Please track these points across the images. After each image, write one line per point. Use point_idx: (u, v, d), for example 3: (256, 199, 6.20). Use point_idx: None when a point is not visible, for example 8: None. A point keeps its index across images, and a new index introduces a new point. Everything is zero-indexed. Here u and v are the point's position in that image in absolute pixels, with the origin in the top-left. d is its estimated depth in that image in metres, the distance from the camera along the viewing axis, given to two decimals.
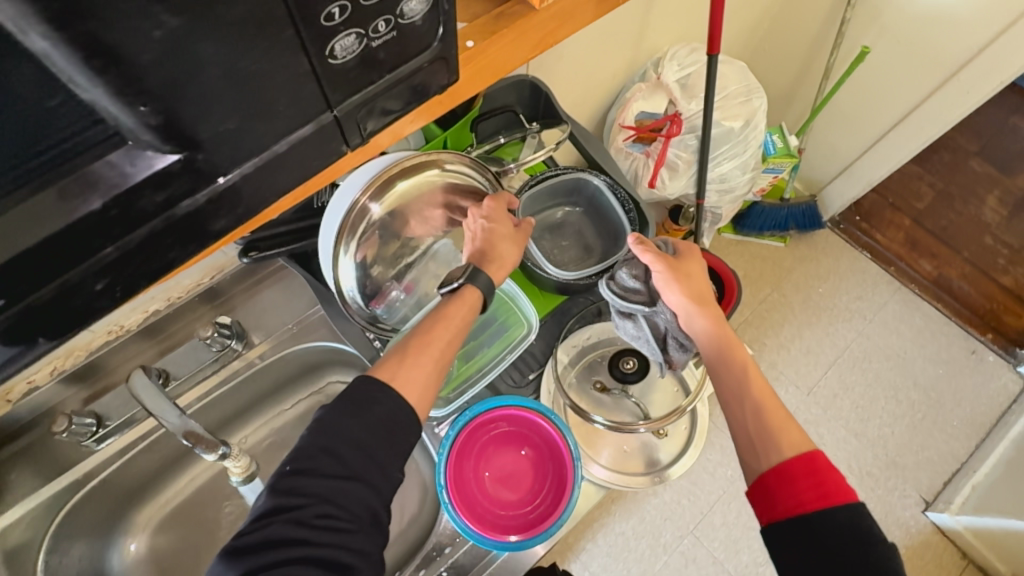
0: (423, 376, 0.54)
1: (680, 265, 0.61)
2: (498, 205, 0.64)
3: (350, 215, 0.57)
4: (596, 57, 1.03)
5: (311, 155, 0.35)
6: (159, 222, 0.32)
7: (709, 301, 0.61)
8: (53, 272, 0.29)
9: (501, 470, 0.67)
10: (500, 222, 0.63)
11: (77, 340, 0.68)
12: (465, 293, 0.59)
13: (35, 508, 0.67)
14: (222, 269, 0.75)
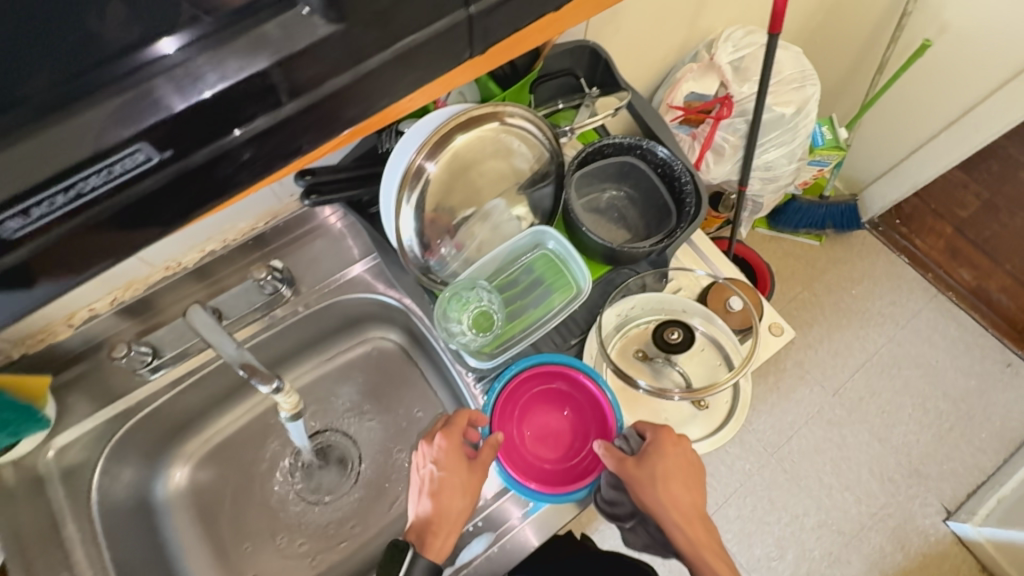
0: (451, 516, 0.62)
1: (655, 469, 0.62)
2: (445, 444, 0.63)
3: (416, 158, 0.58)
4: (651, 33, 1.02)
5: (427, 57, 0.37)
6: (305, 99, 0.35)
7: (688, 464, 0.63)
8: (208, 128, 0.33)
9: (542, 427, 0.68)
10: (449, 439, 0.63)
11: (135, 272, 0.70)
12: (427, 527, 0.61)
13: (89, 431, 0.69)
14: (276, 216, 0.77)
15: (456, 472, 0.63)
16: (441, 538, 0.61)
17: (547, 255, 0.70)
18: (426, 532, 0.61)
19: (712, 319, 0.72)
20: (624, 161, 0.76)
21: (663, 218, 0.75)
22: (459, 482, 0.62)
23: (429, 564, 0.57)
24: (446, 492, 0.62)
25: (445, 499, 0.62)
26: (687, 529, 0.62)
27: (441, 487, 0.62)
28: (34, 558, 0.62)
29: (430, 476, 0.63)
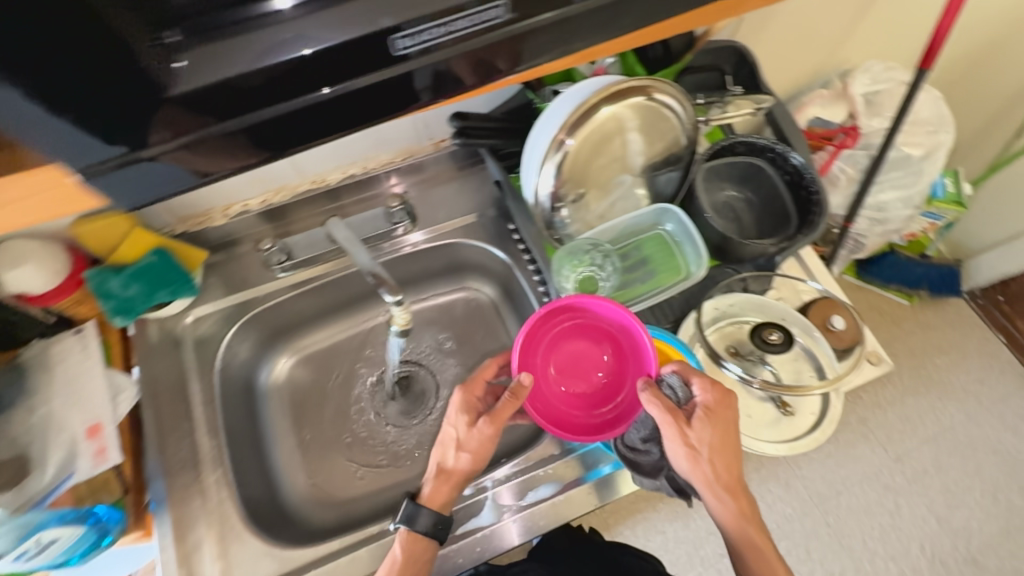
0: (442, 490, 0.63)
1: (700, 428, 0.60)
2: (465, 402, 0.66)
3: (566, 121, 0.62)
4: (791, 52, 1.03)
5: None
6: None
7: (730, 427, 0.61)
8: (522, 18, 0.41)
9: (569, 359, 0.65)
10: (464, 400, 0.66)
11: (289, 179, 0.79)
12: (431, 486, 0.63)
13: (222, 309, 0.78)
14: (412, 153, 0.85)
15: (484, 440, 0.63)
16: (433, 487, 0.63)
17: (662, 234, 0.73)
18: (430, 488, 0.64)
19: (812, 332, 0.73)
20: (752, 162, 0.77)
21: (780, 223, 0.76)
22: (482, 446, 0.63)
23: (428, 517, 0.61)
24: (473, 455, 0.63)
25: (469, 460, 0.63)
26: (727, 490, 0.61)
27: (468, 448, 0.63)
28: (166, 404, 0.71)
29: (456, 434, 0.65)
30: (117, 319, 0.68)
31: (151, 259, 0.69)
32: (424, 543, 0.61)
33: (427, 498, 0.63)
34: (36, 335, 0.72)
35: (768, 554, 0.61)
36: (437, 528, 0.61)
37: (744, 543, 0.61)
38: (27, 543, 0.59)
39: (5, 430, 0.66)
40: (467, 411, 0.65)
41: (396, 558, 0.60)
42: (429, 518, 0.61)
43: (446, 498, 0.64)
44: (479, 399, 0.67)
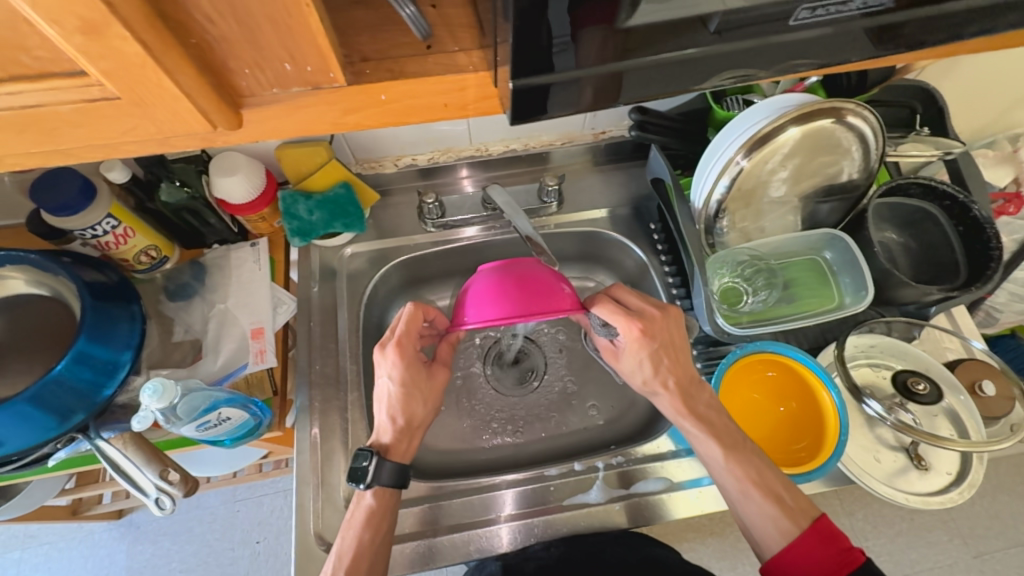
0: (407, 445, 0.63)
1: (625, 356, 0.64)
2: (401, 350, 0.63)
3: (749, 138, 0.63)
4: (965, 107, 0.99)
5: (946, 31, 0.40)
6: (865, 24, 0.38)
7: (658, 346, 0.62)
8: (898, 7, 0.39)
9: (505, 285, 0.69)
10: (400, 350, 0.63)
11: (458, 142, 0.84)
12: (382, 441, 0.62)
13: (373, 250, 0.84)
14: (571, 140, 0.89)
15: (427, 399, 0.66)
16: (395, 439, 0.62)
17: (818, 262, 0.74)
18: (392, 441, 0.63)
19: (958, 391, 0.69)
20: (923, 208, 0.75)
21: (941, 272, 0.73)
22: (427, 400, 0.66)
23: (393, 471, 0.60)
24: (427, 402, 0.66)
25: (424, 412, 0.65)
26: (706, 422, 0.61)
27: (423, 401, 0.65)
28: (317, 323, 0.78)
29: (393, 391, 0.63)
30: (294, 240, 0.76)
31: (337, 191, 0.76)
32: (390, 493, 0.61)
33: (388, 450, 0.62)
34: (216, 241, 0.80)
35: (745, 484, 0.58)
36: (402, 477, 0.61)
37: (719, 472, 0.60)
38: (212, 416, 0.60)
39: (187, 315, 0.75)
40: (406, 365, 0.64)
41: (369, 508, 0.59)
42: (392, 471, 0.60)
43: (407, 449, 0.63)
44: (409, 347, 0.64)
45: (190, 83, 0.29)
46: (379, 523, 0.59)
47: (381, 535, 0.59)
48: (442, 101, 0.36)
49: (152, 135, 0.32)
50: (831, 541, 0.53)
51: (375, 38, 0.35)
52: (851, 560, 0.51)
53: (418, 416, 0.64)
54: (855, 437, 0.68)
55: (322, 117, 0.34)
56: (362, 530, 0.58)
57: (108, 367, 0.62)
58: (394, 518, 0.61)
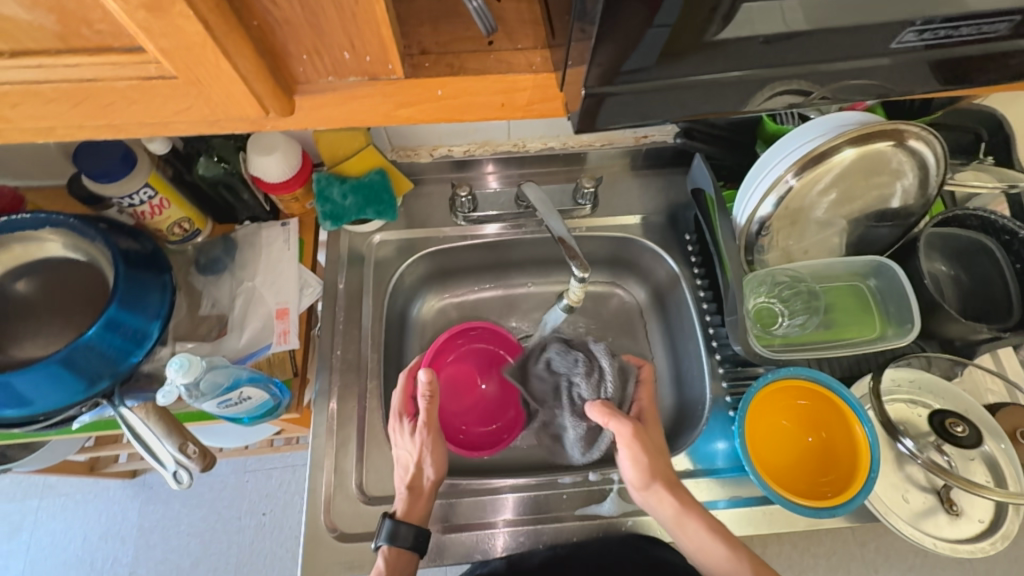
0: (422, 506, 0.62)
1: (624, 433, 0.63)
2: (402, 407, 0.67)
3: (804, 156, 0.60)
4: None
5: None
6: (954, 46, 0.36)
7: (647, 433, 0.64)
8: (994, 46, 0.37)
9: (451, 378, 0.80)
10: (403, 409, 0.67)
11: (497, 136, 0.83)
12: (405, 512, 0.61)
13: (403, 239, 0.83)
14: (612, 142, 0.86)
15: (436, 446, 0.64)
16: (409, 503, 0.62)
17: (862, 290, 0.71)
18: (415, 503, 0.62)
19: (1000, 439, 0.66)
20: (980, 241, 0.71)
21: (989, 310, 0.69)
22: (435, 454, 0.64)
23: (410, 531, 0.59)
24: (436, 459, 0.64)
25: (437, 472, 0.64)
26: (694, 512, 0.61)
27: (434, 463, 0.64)
28: (342, 308, 0.77)
29: (407, 454, 0.65)
30: (325, 224, 0.75)
31: (372, 177, 0.76)
32: (408, 556, 0.60)
33: (404, 515, 0.61)
34: (248, 218, 0.80)
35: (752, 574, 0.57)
36: (419, 541, 0.59)
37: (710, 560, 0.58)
38: (233, 394, 0.61)
39: (215, 289, 0.76)
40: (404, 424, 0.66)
41: (379, 572, 0.58)
42: (411, 532, 0.59)
43: (425, 508, 0.63)
44: (406, 412, 0.67)
45: (247, 67, 0.28)
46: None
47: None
48: (499, 100, 0.35)
49: (205, 117, 0.32)
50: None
51: (436, 32, 0.35)
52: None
53: (430, 474, 0.63)
54: (884, 474, 0.66)
55: (375, 109, 0.34)
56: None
57: (136, 335, 0.62)
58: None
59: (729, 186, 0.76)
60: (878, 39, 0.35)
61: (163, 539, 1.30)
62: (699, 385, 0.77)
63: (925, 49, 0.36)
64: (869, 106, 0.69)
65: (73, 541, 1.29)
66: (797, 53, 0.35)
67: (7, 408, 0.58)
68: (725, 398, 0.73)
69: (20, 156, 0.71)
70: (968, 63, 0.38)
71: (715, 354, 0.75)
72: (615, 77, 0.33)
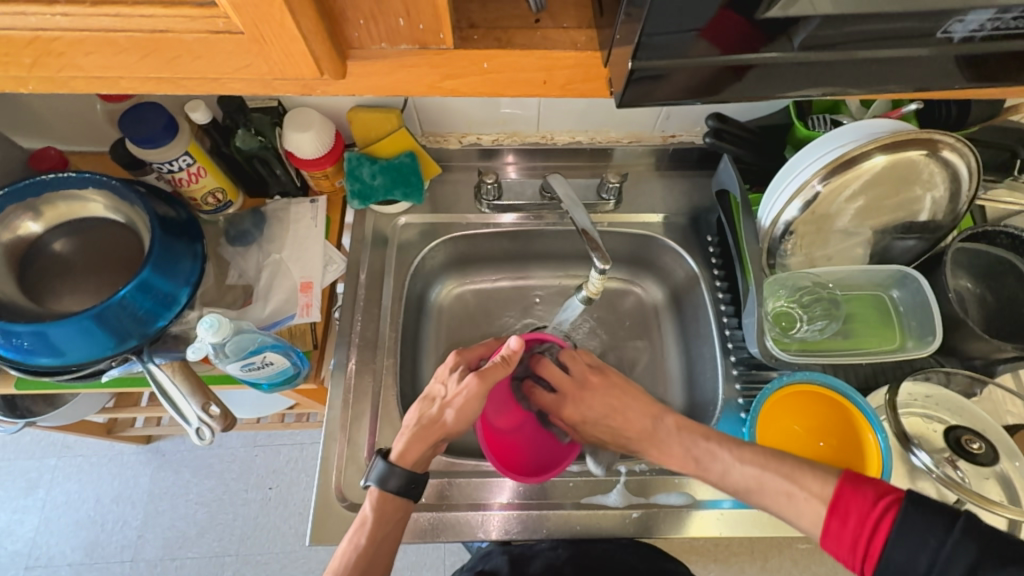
0: (422, 451, 0.61)
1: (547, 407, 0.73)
2: (457, 357, 0.69)
3: (833, 160, 0.60)
4: None
5: None
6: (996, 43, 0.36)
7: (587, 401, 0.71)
8: None
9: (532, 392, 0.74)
10: (458, 355, 0.69)
11: (527, 127, 0.84)
12: (403, 457, 0.61)
13: (427, 223, 0.84)
14: (639, 140, 0.86)
15: (473, 396, 0.62)
16: (408, 444, 0.61)
17: (883, 300, 0.71)
18: (416, 429, 0.62)
19: (1014, 457, 0.65)
20: (1008, 258, 0.70)
21: (1015, 328, 0.68)
22: (467, 402, 0.62)
23: (400, 478, 0.59)
24: (460, 411, 0.62)
25: (455, 421, 0.62)
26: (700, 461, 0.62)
27: (457, 411, 0.62)
28: (364, 285, 0.79)
29: (444, 393, 0.65)
30: (353, 202, 0.77)
31: (403, 159, 0.77)
32: (396, 503, 0.60)
33: (401, 458, 0.61)
34: (279, 193, 0.82)
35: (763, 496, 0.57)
36: (408, 488, 0.60)
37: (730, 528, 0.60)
38: (257, 358, 0.62)
39: (243, 259, 0.78)
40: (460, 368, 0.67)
41: (365, 517, 0.59)
42: (400, 479, 0.59)
43: (421, 455, 0.61)
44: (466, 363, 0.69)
45: (308, 26, 0.29)
46: (382, 531, 0.58)
47: (381, 544, 0.58)
48: (541, 77, 0.36)
49: (262, 75, 0.33)
50: (876, 570, 0.49)
51: (485, 8, 0.36)
52: (873, 531, 0.50)
53: (446, 418, 0.62)
54: (894, 486, 0.65)
55: (422, 79, 0.35)
56: (358, 536, 0.58)
57: (166, 298, 0.64)
58: (401, 528, 0.60)
59: (755, 190, 0.76)
60: (920, 36, 0.35)
61: (171, 506, 1.33)
62: (711, 387, 0.77)
63: (972, 42, 0.36)
64: (903, 116, 0.68)
65: (86, 501, 1.32)
66: (840, 44, 0.35)
67: (42, 356, 0.60)
68: (738, 400, 0.73)
69: (69, 118, 0.73)
70: (1008, 61, 0.38)
71: (729, 356, 0.75)
72: (658, 57, 0.34)
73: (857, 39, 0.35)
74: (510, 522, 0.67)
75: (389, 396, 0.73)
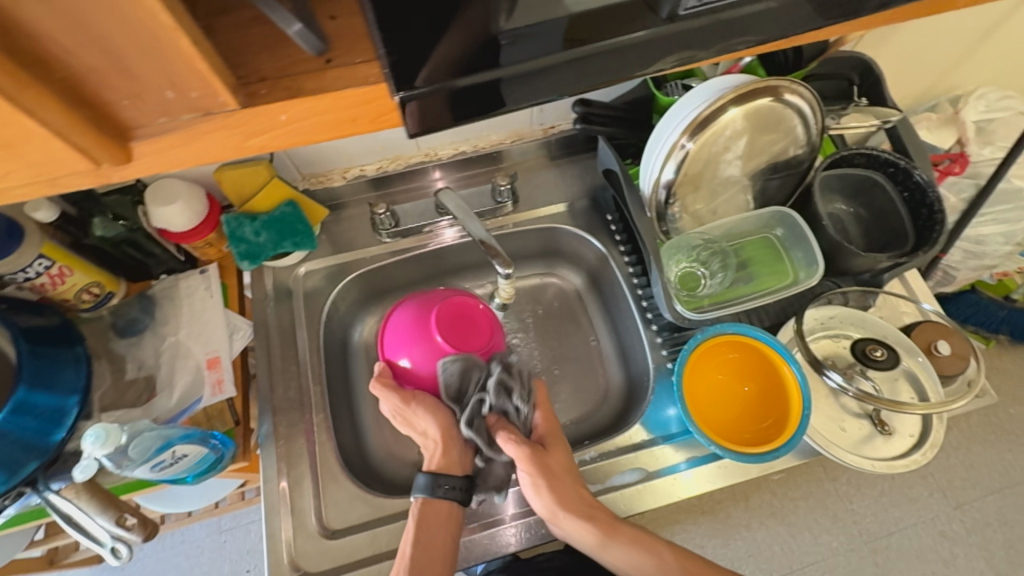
0: (453, 454, 0.66)
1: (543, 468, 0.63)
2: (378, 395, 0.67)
3: (690, 122, 0.63)
4: (906, 71, 1.00)
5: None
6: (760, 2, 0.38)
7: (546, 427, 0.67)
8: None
9: (454, 328, 0.68)
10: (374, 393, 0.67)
11: (406, 149, 0.83)
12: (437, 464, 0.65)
13: (331, 266, 0.82)
14: (521, 138, 0.87)
15: (417, 403, 0.66)
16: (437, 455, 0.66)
17: (771, 240, 0.75)
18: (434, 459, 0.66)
19: (915, 355, 0.71)
20: (869, 177, 0.76)
21: (890, 241, 0.74)
22: (427, 407, 0.66)
23: (446, 482, 0.63)
24: (433, 414, 0.66)
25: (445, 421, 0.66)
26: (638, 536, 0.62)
27: (434, 413, 0.66)
28: (276, 346, 0.76)
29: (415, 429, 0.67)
30: (243, 264, 0.73)
31: (283, 210, 0.74)
32: (445, 507, 0.62)
33: (439, 467, 0.65)
34: (165, 272, 0.77)
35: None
36: (456, 492, 0.63)
37: None
38: (167, 455, 0.58)
39: (138, 351, 0.73)
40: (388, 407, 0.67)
41: (413, 522, 0.61)
42: (444, 483, 0.63)
43: (462, 455, 0.66)
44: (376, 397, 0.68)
45: (59, 120, 0.28)
46: (426, 535, 0.60)
47: (432, 551, 0.59)
48: (349, 115, 0.36)
49: (37, 175, 0.31)
50: None
51: (275, 56, 0.34)
52: None
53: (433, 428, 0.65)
54: (820, 408, 0.69)
55: (227, 142, 0.34)
56: (404, 544, 0.59)
57: (55, 414, 0.59)
58: (450, 526, 0.62)
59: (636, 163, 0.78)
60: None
61: None
62: (643, 359, 0.79)
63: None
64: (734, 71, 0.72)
65: None
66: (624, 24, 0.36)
67: None
68: (667, 365, 0.75)
69: None
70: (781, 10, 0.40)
71: (651, 325, 0.77)
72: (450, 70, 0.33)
73: (639, 16, 0.36)
74: (480, 544, 0.66)
75: (327, 451, 0.70)
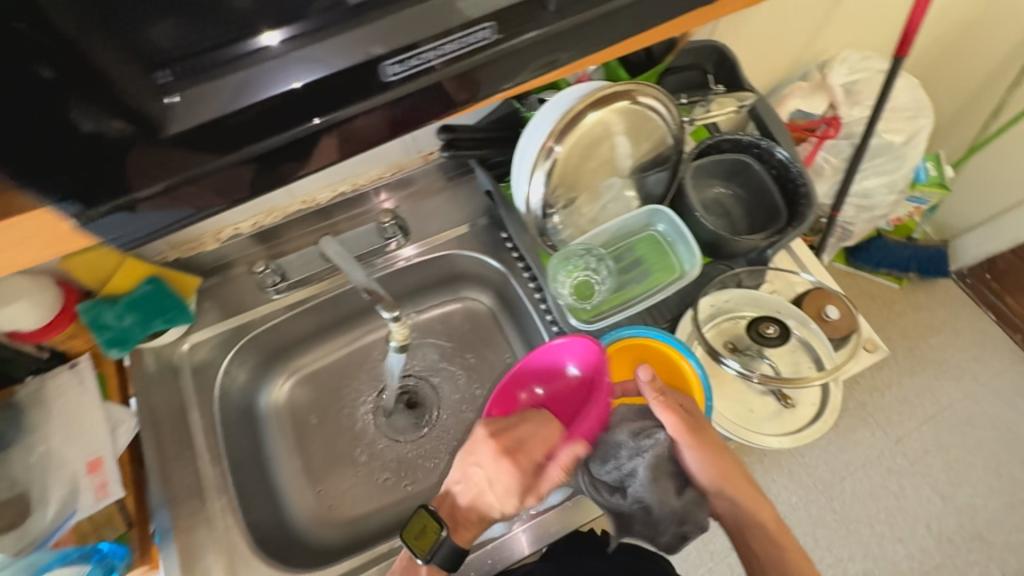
0: (470, 514, 0.61)
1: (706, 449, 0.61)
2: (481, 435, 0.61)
3: (551, 130, 0.62)
4: (770, 47, 1.03)
5: None
6: None
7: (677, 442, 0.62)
8: None
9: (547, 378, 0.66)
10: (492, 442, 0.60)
11: (279, 200, 0.79)
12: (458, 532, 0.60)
13: (218, 334, 0.76)
14: (402, 169, 0.84)
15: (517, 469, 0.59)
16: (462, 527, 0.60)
17: (653, 236, 0.74)
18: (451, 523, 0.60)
19: (808, 325, 0.73)
20: (739, 159, 0.78)
21: (768, 218, 0.77)
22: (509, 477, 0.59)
23: (447, 554, 0.57)
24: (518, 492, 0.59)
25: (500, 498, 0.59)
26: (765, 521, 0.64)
27: (500, 491, 0.59)
28: (165, 432, 0.70)
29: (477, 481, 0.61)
30: (113, 352, 0.68)
31: (145, 289, 0.69)
32: None
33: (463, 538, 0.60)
34: (29, 372, 0.71)
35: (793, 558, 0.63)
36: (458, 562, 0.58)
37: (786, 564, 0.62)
38: None
39: (5, 471, 0.66)
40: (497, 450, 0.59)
41: None
42: (444, 555, 0.57)
43: (472, 531, 0.60)
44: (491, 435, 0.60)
45: None
46: None
47: None
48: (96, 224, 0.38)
49: None
50: None
51: None
52: None
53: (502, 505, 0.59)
54: (729, 394, 0.71)
55: None
56: None
57: None
58: None
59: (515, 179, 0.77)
60: None
61: None
62: None
63: None
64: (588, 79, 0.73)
65: None
66: None
67: None
68: None
69: None
70: None
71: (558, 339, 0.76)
72: None
73: None
74: None
75: (235, 535, 0.66)
